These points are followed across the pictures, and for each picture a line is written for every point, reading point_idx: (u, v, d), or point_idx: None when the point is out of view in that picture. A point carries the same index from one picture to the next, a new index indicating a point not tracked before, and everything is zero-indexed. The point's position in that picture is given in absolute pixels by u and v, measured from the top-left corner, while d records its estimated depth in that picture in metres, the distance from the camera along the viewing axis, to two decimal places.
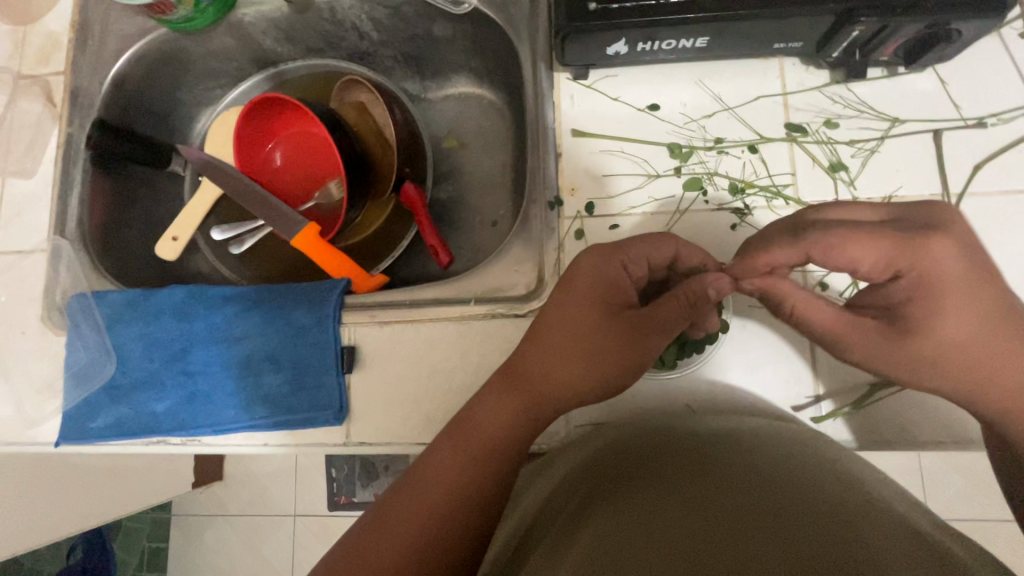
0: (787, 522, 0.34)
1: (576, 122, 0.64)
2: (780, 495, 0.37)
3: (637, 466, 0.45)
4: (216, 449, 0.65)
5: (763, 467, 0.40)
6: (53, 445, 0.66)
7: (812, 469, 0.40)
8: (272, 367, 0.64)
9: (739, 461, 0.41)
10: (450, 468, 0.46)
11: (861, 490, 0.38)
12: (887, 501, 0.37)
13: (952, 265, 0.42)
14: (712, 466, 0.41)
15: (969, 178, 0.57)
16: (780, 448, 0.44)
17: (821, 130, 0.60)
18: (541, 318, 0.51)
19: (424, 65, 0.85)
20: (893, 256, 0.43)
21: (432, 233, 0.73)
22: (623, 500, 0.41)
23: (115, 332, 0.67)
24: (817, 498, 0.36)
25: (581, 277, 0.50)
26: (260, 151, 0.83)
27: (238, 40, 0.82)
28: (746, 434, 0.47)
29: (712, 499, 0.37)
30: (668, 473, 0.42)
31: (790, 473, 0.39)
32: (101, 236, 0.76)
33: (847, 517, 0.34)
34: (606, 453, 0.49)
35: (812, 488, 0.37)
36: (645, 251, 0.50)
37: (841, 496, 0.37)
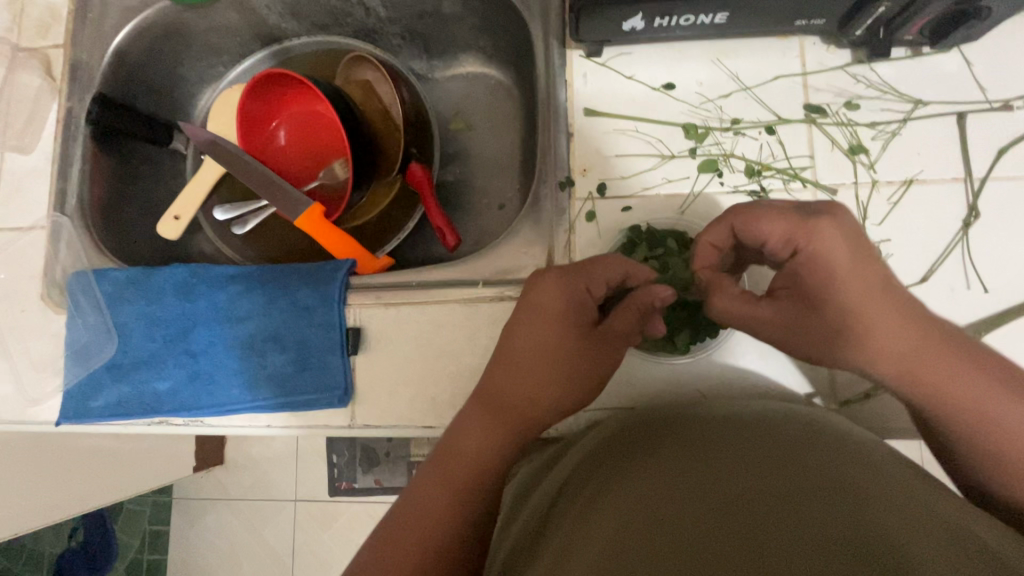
0: (798, 503, 0.33)
1: (588, 101, 0.62)
2: (789, 474, 0.36)
3: (641, 453, 0.44)
4: (219, 431, 0.64)
5: (772, 446, 0.39)
6: (54, 424, 0.65)
7: (825, 446, 0.39)
8: (276, 347, 0.63)
9: (745, 441, 0.40)
10: (441, 495, 0.45)
11: (882, 467, 0.37)
12: (907, 476, 0.36)
13: (851, 245, 0.42)
14: (718, 449, 0.40)
15: (994, 162, 0.56)
16: (797, 429, 0.43)
17: (841, 111, 0.58)
18: (507, 343, 0.51)
19: (432, 43, 0.83)
20: (793, 232, 0.43)
21: (438, 213, 0.72)
22: (628, 489, 0.40)
23: (117, 310, 0.66)
24: (830, 475, 0.35)
25: (548, 300, 0.50)
26: (264, 129, 0.81)
27: (242, 15, 0.80)
28: (757, 417, 0.46)
29: (719, 482, 0.36)
30: (678, 458, 0.40)
31: (801, 451, 0.38)
32: (102, 213, 0.75)
33: (862, 492, 0.33)
34: (616, 441, 0.48)
35: (824, 464, 0.36)
36: (605, 270, 0.50)
37: (859, 473, 0.35)
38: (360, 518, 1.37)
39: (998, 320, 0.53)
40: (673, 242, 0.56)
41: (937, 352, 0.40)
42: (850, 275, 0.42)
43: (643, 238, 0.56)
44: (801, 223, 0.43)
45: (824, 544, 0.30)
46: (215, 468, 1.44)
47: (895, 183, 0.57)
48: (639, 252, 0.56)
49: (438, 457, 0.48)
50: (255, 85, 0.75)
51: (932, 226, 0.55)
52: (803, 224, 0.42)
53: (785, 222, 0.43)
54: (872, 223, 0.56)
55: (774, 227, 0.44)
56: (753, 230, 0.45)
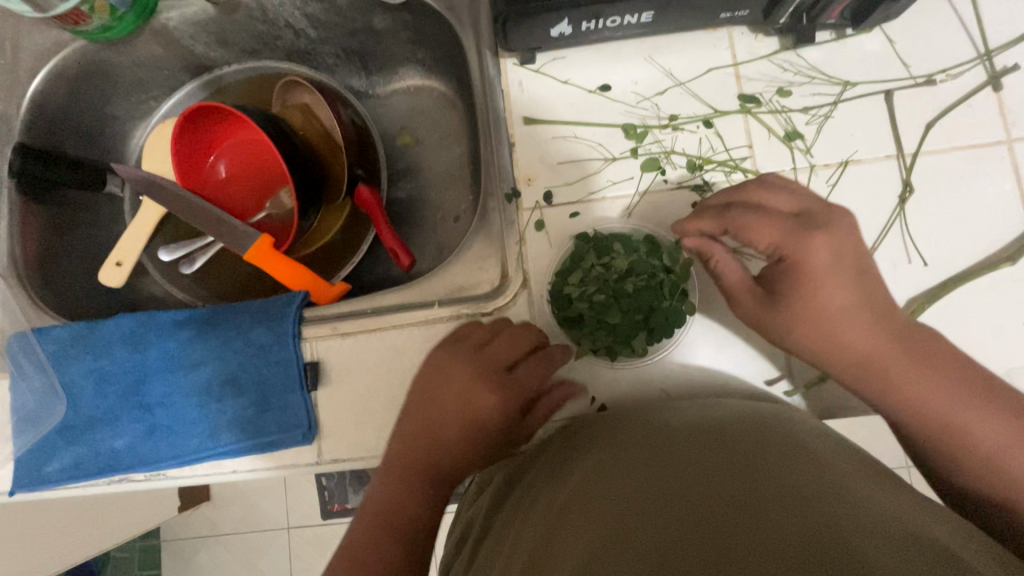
0: (757, 509, 0.33)
1: (527, 110, 0.62)
2: (748, 480, 0.36)
3: (604, 462, 0.44)
4: (184, 482, 0.62)
5: (730, 450, 0.39)
6: (9, 494, 0.63)
7: (783, 449, 0.39)
8: (235, 390, 0.61)
9: (707, 447, 0.40)
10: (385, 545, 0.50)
11: (822, 463, 0.37)
12: (859, 476, 0.36)
13: (830, 255, 0.46)
14: (680, 456, 0.40)
15: (922, 136, 0.57)
16: (752, 428, 0.43)
17: (774, 99, 0.59)
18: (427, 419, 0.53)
19: (369, 59, 0.81)
20: (781, 240, 0.47)
21: (390, 234, 0.71)
22: (593, 501, 0.39)
23: (62, 370, 0.63)
24: (787, 479, 0.35)
25: (486, 407, 0.53)
26: (202, 164, 0.78)
27: (166, 48, 0.76)
28: (716, 418, 0.46)
29: (677, 491, 0.36)
30: (643, 470, 0.40)
31: (760, 457, 0.38)
32: (39, 268, 0.71)
33: (818, 496, 0.33)
34: (584, 450, 0.48)
35: (781, 468, 0.36)
36: (504, 346, 0.54)
37: (807, 475, 0.35)
38: None
39: (941, 291, 0.54)
40: (619, 245, 0.55)
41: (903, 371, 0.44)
42: (823, 280, 0.46)
43: (589, 247, 0.55)
44: (793, 233, 0.46)
45: (777, 543, 0.30)
46: (203, 504, 1.41)
47: (832, 166, 0.58)
48: (587, 260, 0.55)
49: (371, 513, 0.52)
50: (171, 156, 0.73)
51: (870, 205, 0.57)
52: (792, 234, 0.46)
53: (774, 228, 0.47)
54: None
55: (764, 232, 0.47)
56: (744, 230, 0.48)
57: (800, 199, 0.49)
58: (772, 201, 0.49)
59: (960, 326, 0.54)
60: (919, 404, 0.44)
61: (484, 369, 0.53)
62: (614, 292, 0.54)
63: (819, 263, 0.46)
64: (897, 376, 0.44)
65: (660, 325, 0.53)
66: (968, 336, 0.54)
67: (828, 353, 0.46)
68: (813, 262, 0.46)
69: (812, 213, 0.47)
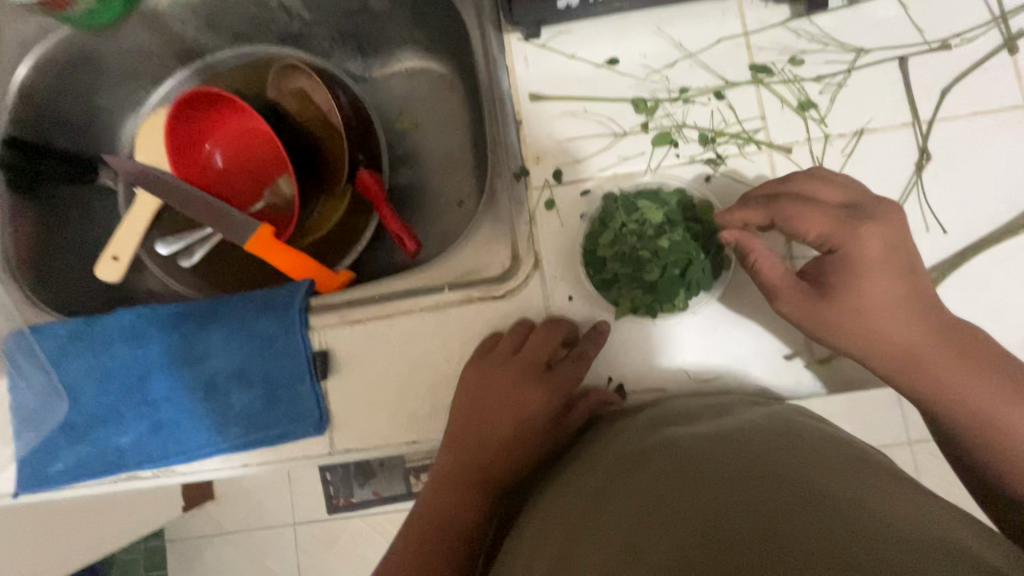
0: (775, 520, 0.32)
1: (533, 86, 0.60)
2: (764, 491, 0.35)
3: (618, 473, 0.43)
4: (192, 478, 0.61)
5: (746, 458, 0.38)
6: (12, 495, 0.61)
7: (799, 459, 0.38)
8: (242, 383, 0.60)
9: (721, 455, 0.39)
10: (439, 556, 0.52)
11: (845, 478, 0.36)
12: (884, 490, 0.35)
13: (881, 247, 0.47)
14: (693, 465, 0.39)
15: (939, 102, 0.56)
16: (770, 434, 0.42)
17: (786, 69, 0.58)
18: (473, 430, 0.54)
19: (365, 42, 0.79)
20: (832, 231, 0.47)
21: (394, 220, 0.69)
22: (610, 519, 0.38)
23: (62, 367, 0.62)
24: (805, 491, 0.34)
25: (529, 404, 0.55)
26: (197, 153, 0.76)
27: (155, 33, 0.74)
28: (729, 423, 0.45)
29: (691, 504, 0.35)
30: (658, 482, 0.39)
31: (777, 467, 0.37)
32: (33, 264, 0.69)
33: (841, 511, 0.32)
34: (597, 462, 0.47)
35: (802, 480, 0.35)
36: (540, 348, 0.55)
37: (830, 491, 0.34)
38: (363, 532, 1.35)
39: (961, 259, 0.53)
40: (648, 202, 0.53)
41: (944, 362, 0.46)
42: (871, 269, 0.46)
43: (619, 205, 0.54)
44: (844, 226, 0.47)
45: (798, 560, 0.29)
46: (207, 503, 1.40)
47: (847, 135, 0.56)
48: (618, 221, 0.53)
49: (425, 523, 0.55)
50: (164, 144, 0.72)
51: (886, 174, 0.56)
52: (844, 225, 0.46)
53: (825, 218, 0.47)
54: None
55: (817, 222, 0.47)
56: (794, 222, 0.47)
57: (848, 189, 0.49)
58: (822, 193, 0.49)
59: (979, 295, 0.53)
60: (962, 393, 0.45)
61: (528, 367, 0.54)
62: (650, 249, 0.52)
63: (870, 254, 0.46)
64: (940, 368, 0.45)
65: (696, 278, 0.52)
66: (989, 305, 0.53)
67: (870, 343, 0.47)
68: (865, 252, 0.46)
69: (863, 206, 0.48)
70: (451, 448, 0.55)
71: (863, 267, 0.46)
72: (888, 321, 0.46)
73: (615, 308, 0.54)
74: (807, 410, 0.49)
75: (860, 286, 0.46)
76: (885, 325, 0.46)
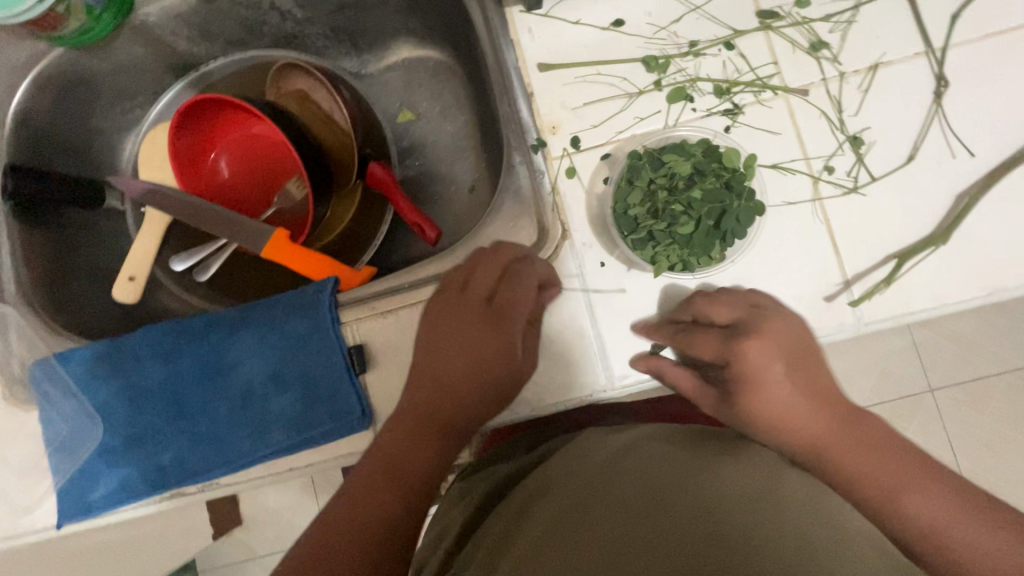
0: (739, 550, 0.35)
1: (541, 57, 0.60)
2: (700, 529, 0.37)
3: (593, 474, 0.46)
4: (238, 488, 0.60)
5: (694, 489, 0.40)
6: (56, 526, 0.60)
7: (773, 493, 0.40)
8: (278, 386, 0.59)
9: (673, 487, 0.41)
10: (388, 499, 0.48)
11: (814, 513, 0.39)
12: (852, 533, 0.38)
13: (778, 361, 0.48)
14: (644, 494, 0.41)
15: (950, 27, 0.55)
16: (747, 459, 0.45)
17: (794, 11, 0.57)
18: (430, 370, 0.52)
19: (359, 36, 0.78)
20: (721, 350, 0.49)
21: (411, 208, 0.68)
22: (589, 515, 0.41)
23: (92, 391, 0.60)
24: (739, 534, 0.36)
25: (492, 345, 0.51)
26: (203, 164, 0.75)
27: (147, 47, 0.73)
28: (686, 449, 0.47)
29: (668, 515, 0.39)
30: (635, 490, 0.42)
31: (720, 501, 0.39)
32: (48, 293, 0.67)
33: (811, 548, 0.35)
34: (571, 461, 0.49)
35: (779, 512, 0.38)
36: (484, 279, 0.53)
37: (804, 526, 0.37)
38: None
39: (991, 180, 0.53)
40: (674, 156, 0.53)
41: (844, 457, 0.45)
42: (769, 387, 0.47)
43: (645, 163, 0.54)
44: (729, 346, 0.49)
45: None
46: (236, 529, 1.38)
47: (861, 71, 0.56)
48: (646, 179, 0.54)
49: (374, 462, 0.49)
50: (175, 156, 0.70)
51: (903, 106, 0.55)
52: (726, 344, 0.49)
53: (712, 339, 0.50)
54: (848, 115, 0.56)
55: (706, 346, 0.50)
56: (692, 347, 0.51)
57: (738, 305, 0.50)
58: (710, 313, 0.51)
59: (1011, 215, 0.53)
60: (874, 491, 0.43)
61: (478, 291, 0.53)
62: (682, 204, 0.53)
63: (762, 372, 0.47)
64: (841, 466, 0.45)
65: (732, 227, 0.51)
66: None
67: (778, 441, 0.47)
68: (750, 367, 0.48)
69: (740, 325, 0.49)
70: (413, 391, 0.52)
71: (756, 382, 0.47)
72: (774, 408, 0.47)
73: (652, 266, 0.54)
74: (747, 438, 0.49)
75: (760, 397, 0.47)
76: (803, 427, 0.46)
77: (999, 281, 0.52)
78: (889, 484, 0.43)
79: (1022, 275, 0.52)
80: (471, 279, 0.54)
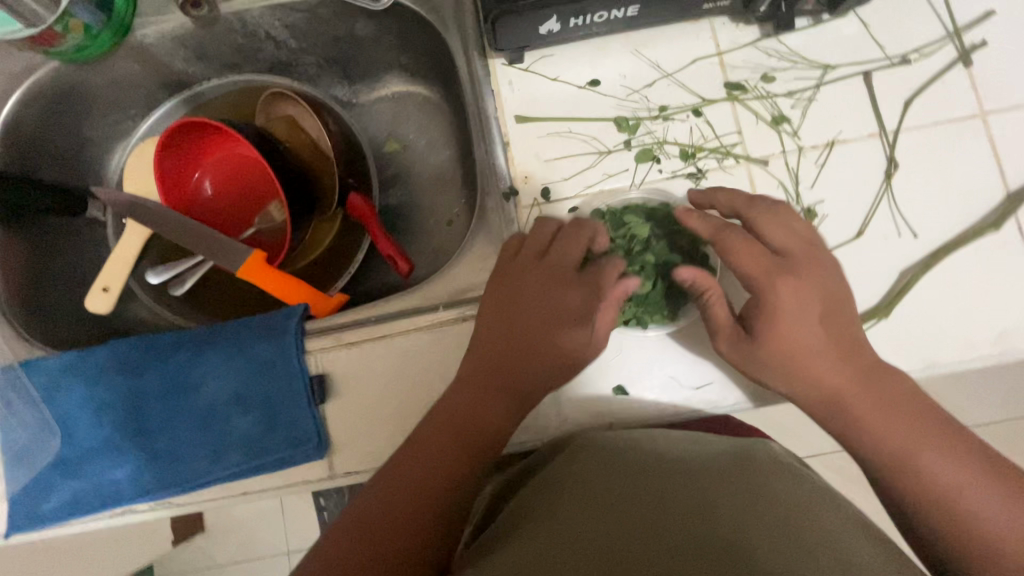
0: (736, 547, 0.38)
1: (519, 108, 0.62)
2: (685, 534, 0.39)
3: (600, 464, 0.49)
4: (190, 509, 0.60)
5: (691, 498, 0.43)
6: (4, 536, 0.60)
7: (779, 500, 0.43)
8: (239, 410, 0.59)
9: (678, 492, 0.44)
10: (443, 456, 0.49)
11: (818, 519, 0.41)
12: (858, 536, 0.40)
13: (813, 294, 0.49)
14: (646, 499, 0.44)
15: (903, 113, 0.59)
16: (762, 471, 0.48)
17: (759, 86, 0.61)
18: (507, 333, 0.53)
19: (352, 68, 0.80)
20: (758, 274, 0.50)
21: (387, 241, 0.70)
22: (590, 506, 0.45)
23: (55, 402, 0.61)
24: (726, 536, 0.39)
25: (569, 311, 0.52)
26: (187, 181, 0.77)
27: (142, 66, 0.74)
28: (692, 454, 0.51)
29: (673, 513, 0.42)
30: (638, 487, 0.46)
31: (713, 511, 0.41)
32: (20, 298, 0.68)
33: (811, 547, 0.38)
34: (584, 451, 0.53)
35: (783, 517, 0.41)
36: (568, 248, 0.54)
37: (807, 531, 0.39)
38: None
39: (932, 261, 0.56)
40: (633, 218, 0.57)
41: (865, 409, 0.47)
42: (798, 315, 0.49)
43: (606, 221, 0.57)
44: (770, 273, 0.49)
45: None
46: (197, 535, 1.35)
47: (819, 147, 0.59)
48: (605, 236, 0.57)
49: (435, 418, 0.51)
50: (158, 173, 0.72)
51: (857, 181, 0.58)
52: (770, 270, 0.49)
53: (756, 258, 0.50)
54: (804, 188, 0.59)
55: (751, 261, 0.50)
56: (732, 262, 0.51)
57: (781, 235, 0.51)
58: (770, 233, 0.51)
59: (953, 292, 0.56)
60: (884, 441, 0.47)
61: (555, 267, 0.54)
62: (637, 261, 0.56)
63: (792, 305, 0.49)
64: (860, 412, 0.47)
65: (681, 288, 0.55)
66: (963, 302, 0.55)
67: (797, 385, 0.49)
68: (787, 296, 0.49)
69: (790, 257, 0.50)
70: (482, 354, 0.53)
71: (788, 311, 0.49)
72: (819, 360, 0.48)
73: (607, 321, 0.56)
74: (768, 359, 0.49)
75: (788, 329, 0.49)
76: (828, 379, 0.48)
77: (938, 356, 0.55)
78: (907, 439, 0.46)
79: (958, 352, 0.55)
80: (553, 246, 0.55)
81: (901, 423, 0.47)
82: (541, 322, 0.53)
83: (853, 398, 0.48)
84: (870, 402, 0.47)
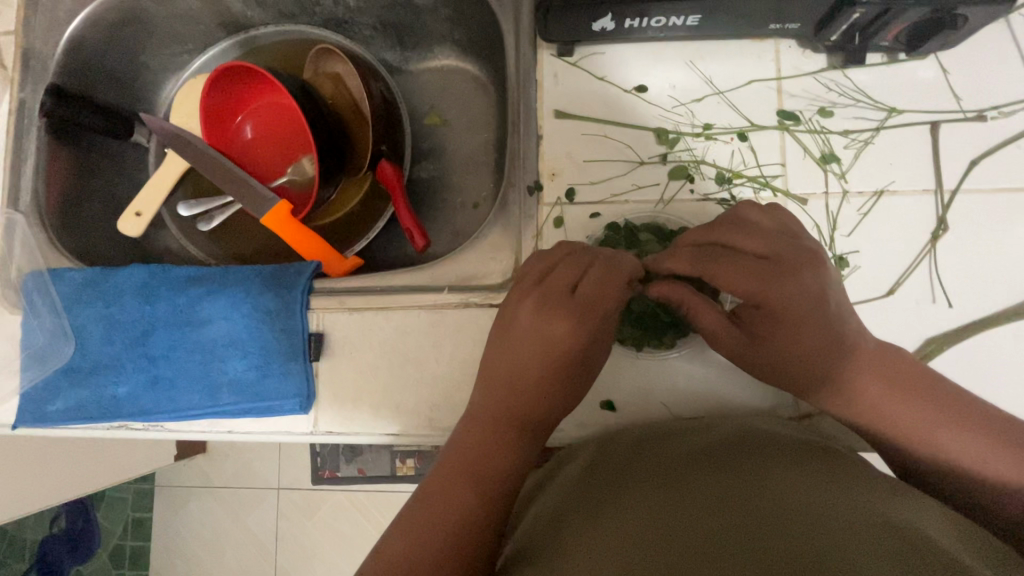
0: (750, 538, 0.34)
1: (559, 103, 0.60)
2: (769, 533, 0.34)
3: (614, 476, 0.46)
4: (179, 435, 0.63)
5: (763, 500, 0.37)
6: (11, 426, 0.64)
7: (793, 484, 0.39)
8: (238, 352, 0.61)
9: (685, 487, 0.41)
10: (466, 499, 0.46)
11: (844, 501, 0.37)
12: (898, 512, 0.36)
13: (808, 303, 0.46)
14: (695, 504, 0.39)
15: (965, 173, 0.55)
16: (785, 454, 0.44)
17: (814, 119, 0.57)
18: (508, 371, 0.51)
19: (406, 34, 0.80)
20: (755, 291, 0.46)
21: (408, 213, 0.70)
22: (598, 512, 0.42)
23: (73, 312, 0.64)
24: (739, 530, 0.35)
25: (570, 331, 0.50)
26: (229, 123, 0.78)
27: (205, 2, 0.76)
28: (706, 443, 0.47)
29: (681, 509, 0.39)
30: (643, 483, 0.43)
31: (793, 506, 0.36)
32: (60, 209, 0.72)
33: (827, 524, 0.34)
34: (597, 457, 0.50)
35: (797, 498, 0.37)
36: (566, 273, 0.52)
37: (829, 509, 0.35)
38: (343, 507, 1.35)
39: (962, 335, 0.53)
40: (649, 236, 0.56)
41: (860, 386, 0.45)
42: (797, 320, 0.46)
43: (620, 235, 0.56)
44: (763, 284, 0.46)
45: None
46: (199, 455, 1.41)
47: (866, 194, 0.56)
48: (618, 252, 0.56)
49: (446, 465, 0.48)
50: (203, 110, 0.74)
51: (900, 237, 0.55)
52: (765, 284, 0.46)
53: (743, 267, 0.47)
54: (840, 234, 0.55)
55: (740, 279, 0.47)
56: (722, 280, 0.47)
57: (774, 239, 0.48)
58: (742, 243, 0.48)
59: (978, 373, 0.53)
60: (877, 412, 0.44)
61: (552, 290, 0.51)
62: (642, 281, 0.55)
63: (794, 308, 0.46)
64: (851, 387, 0.45)
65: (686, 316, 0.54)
66: (986, 383, 0.52)
67: (784, 370, 0.48)
68: (784, 306, 0.46)
69: (779, 262, 0.46)
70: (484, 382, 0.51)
71: (786, 321, 0.46)
72: (811, 342, 0.46)
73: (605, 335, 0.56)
74: (759, 350, 0.48)
75: (791, 333, 0.46)
76: (819, 364, 0.46)
77: None
78: (903, 409, 0.43)
79: None
80: (551, 273, 0.53)
81: (896, 397, 0.44)
82: (545, 351, 0.51)
83: (839, 376, 0.46)
84: (864, 377, 0.45)
